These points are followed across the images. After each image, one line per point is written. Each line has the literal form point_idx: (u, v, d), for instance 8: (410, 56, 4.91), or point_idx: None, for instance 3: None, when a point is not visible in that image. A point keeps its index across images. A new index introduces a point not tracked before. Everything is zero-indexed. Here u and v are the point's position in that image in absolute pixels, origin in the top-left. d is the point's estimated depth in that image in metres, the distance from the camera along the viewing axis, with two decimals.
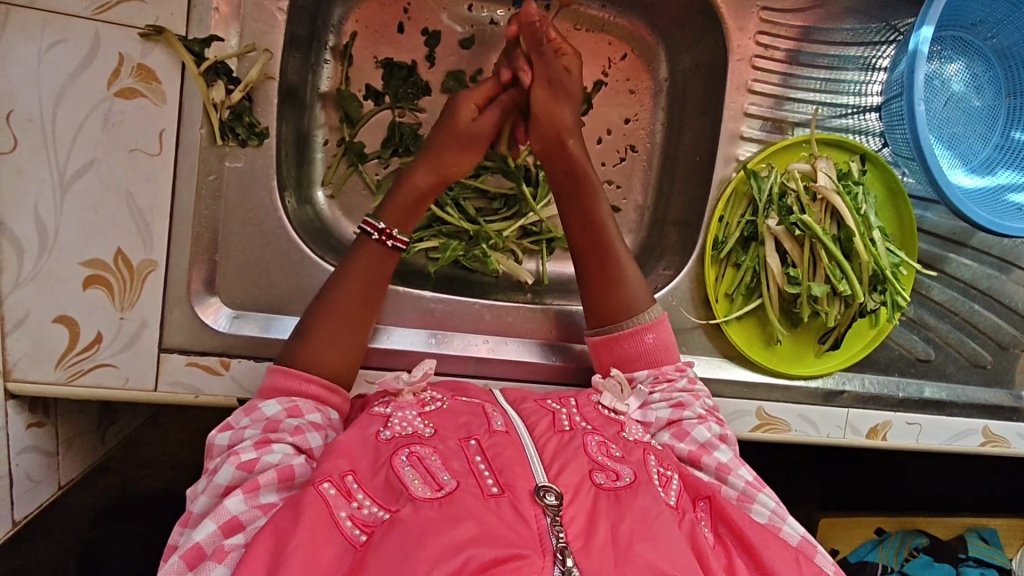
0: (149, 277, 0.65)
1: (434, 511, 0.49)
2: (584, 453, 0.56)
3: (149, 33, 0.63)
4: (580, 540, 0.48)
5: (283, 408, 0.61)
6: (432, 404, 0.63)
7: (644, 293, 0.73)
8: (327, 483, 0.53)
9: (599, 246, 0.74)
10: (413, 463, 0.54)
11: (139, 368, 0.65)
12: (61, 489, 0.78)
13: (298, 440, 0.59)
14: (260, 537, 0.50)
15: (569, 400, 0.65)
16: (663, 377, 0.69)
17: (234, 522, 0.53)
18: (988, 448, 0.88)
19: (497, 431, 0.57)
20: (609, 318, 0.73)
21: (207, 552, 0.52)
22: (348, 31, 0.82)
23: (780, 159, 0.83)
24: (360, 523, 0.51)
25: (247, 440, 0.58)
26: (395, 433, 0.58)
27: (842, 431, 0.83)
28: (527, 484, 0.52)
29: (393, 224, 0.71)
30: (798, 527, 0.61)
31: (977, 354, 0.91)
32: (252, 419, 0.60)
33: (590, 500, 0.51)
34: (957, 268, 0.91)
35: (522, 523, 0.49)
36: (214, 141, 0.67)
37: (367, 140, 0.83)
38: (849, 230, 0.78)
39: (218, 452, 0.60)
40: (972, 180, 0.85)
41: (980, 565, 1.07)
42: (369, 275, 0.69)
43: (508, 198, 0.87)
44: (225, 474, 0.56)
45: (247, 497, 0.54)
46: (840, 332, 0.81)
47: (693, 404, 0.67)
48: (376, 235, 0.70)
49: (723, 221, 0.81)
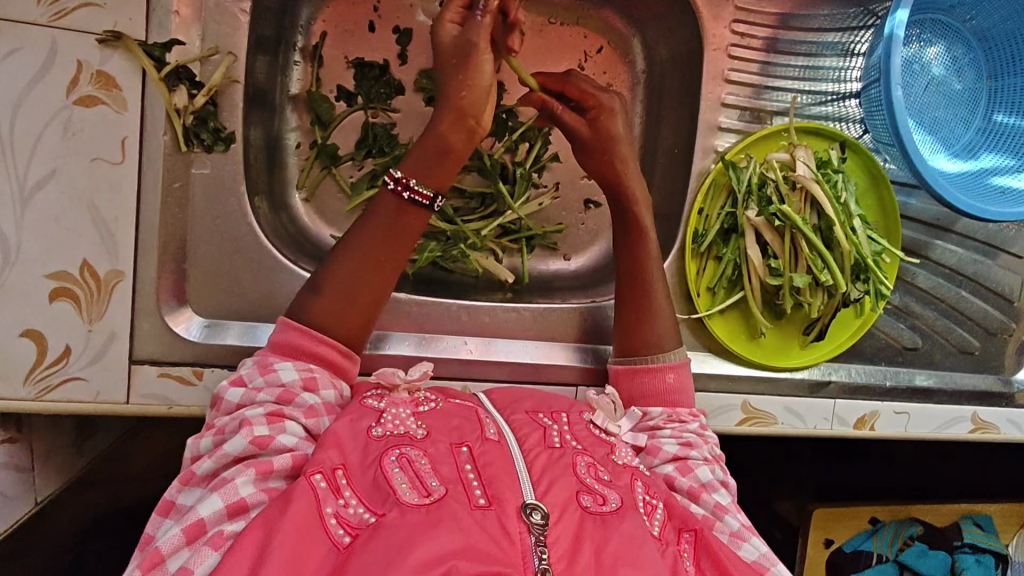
0: (117, 288, 0.64)
1: (419, 517, 0.48)
2: (572, 472, 0.55)
3: (107, 38, 0.61)
4: (563, 562, 0.47)
5: (300, 377, 0.60)
6: (426, 404, 0.62)
7: (674, 334, 0.73)
8: (318, 474, 0.52)
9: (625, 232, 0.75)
10: (402, 465, 0.53)
11: (110, 380, 0.64)
12: (38, 504, 0.76)
13: (310, 423, 0.58)
14: (255, 526, 0.49)
15: (562, 415, 0.64)
16: (676, 417, 0.69)
17: (241, 503, 0.52)
18: (976, 435, 0.88)
19: (489, 439, 0.57)
20: (634, 348, 0.72)
21: (208, 530, 0.50)
22: (317, 32, 0.80)
23: (759, 149, 0.82)
24: (344, 524, 0.50)
25: (261, 408, 0.57)
26: (387, 431, 0.57)
27: (829, 423, 0.83)
28: (515, 499, 0.51)
29: (412, 174, 0.66)
30: (785, 573, 0.57)
31: (965, 340, 0.91)
32: (267, 382, 0.59)
33: (575, 521, 0.51)
34: (943, 254, 0.90)
35: (507, 539, 0.48)
36: (179, 147, 0.66)
37: (340, 142, 0.82)
38: (829, 218, 0.76)
39: (226, 407, 0.59)
40: (955, 164, 0.84)
41: (976, 551, 1.09)
42: (387, 235, 0.66)
43: (485, 196, 0.85)
44: (237, 445, 0.54)
45: (258, 479, 0.53)
46: (824, 322, 0.80)
47: (701, 446, 0.67)
48: (393, 184, 0.66)
49: (703, 214, 0.80)
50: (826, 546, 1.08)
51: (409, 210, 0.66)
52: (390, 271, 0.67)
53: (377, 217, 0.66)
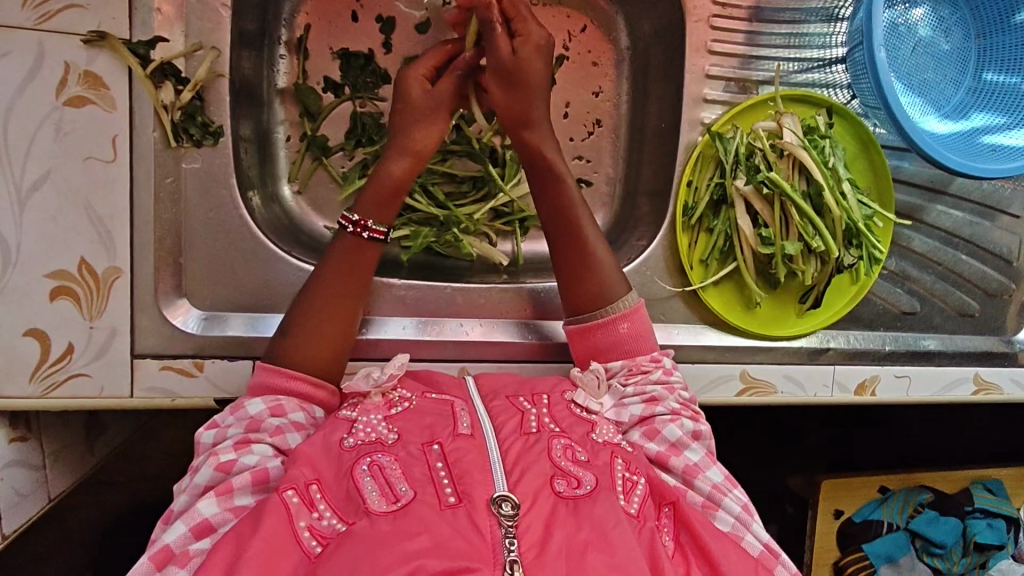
0: (115, 285, 0.65)
1: (389, 525, 0.49)
2: (547, 457, 0.56)
3: (92, 38, 0.62)
4: (533, 551, 0.48)
5: (267, 407, 0.62)
6: (399, 404, 0.63)
7: (619, 280, 0.73)
8: (291, 490, 0.54)
9: (561, 237, 0.74)
10: (374, 473, 0.54)
11: (114, 375, 0.66)
12: (51, 501, 0.77)
13: (277, 441, 0.60)
14: (220, 545, 0.51)
15: (542, 398, 0.65)
16: (637, 368, 0.69)
17: (205, 524, 0.54)
18: (980, 396, 0.88)
19: (461, 434, 0.57)
20: (580, 305, 0.73)
21: (175, 554, 0.52)
22: (301, 25, 0.81)
23: (746, 119, 0.81)
24: (317, 535, 0.51)
25: (229, 439, 0.60)
26: (358, 440, 0.58)
27: (829, 389, 0.83)
28: (485, 492, 0.52)
29: (367, 216, 0.69)
30: (761, 535, 0.61)
31: (964, 303, 0.90)
32: (236, 417, 0.61)
33: (548, 507, 0.52)
34: (938, 217, 0.90)
35: (477, 533, 0.49)
36: (169, 143, 0.66)
37: (330, 133, 0.82)
38: (818, 183, 0.76)
39: (202, 449, 0.61)
40: (945, 126, 0.84)
41: (987, 515, 1.08)
42: (349, 271, 0.68)
43: (476, 179, 0.86)
44: (205, 475, 0.57)
45: (220, 499, 0.55)
46: (819, 290, 0.80)
47: (667, 400, 0.67)
48: (350, 228, 0.69)
49: (692, 186, 0.81)
50: (836, 517, 1.08)
51: (370, 246, 0.69)
52: (356, 306, 0.69)
53: (336, 256, 0.69)
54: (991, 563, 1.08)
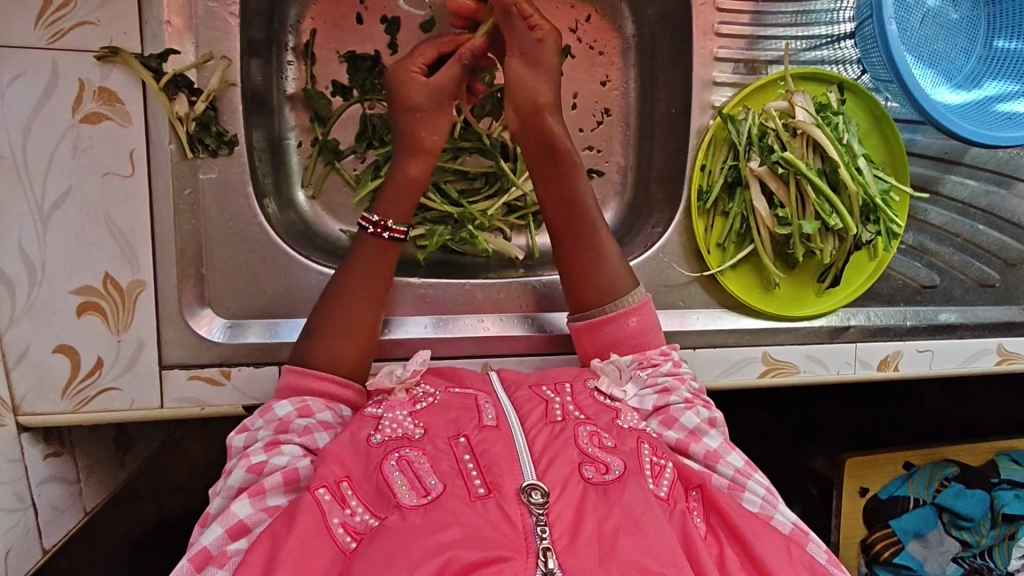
0: (140, 297, 0.66)
1: (420, 518, 0.50)
2: (574, 445, 0.56)
3: (105, 54, 0.63)
4: (565, 539, 0.48)
5: (294, 408, 0.63)
6: (423, 400, 0.63)
7: (627, 279, 0.73)
8: (322, 488, 0.54)
9: (566, 226, 0.74)
10: (402, 467, 0.54)
11: (143, 387, 0.67)
12: (87, 515, 0.77)
13: (306, 440, 0.61)
14: (257, 545, 0.52)
15: (565, 386, 0.65)
16: (647, 361, 0.70)
17: (240, 525, 0.55)
18: (1003, 366, 0.88)
19: (487, 426, 0.57)
20: (588, 303, 0.73)
21: (213, 555, 0.53)
22: (306, 29, 0.81)
23: (757, 101, 0.81)
24: (350, 531, 0.52)
25: (259, 442, 0.61)
26: (386, 436, 0.58)
27: (852, 367, 0.83)
28: (515, 482, 0.52)
29: (387, 215, 0.70)
30: (789, 514, 0.61)
31: (984, 274, 0.90)
32: (266, 420, 0.62)
33: (578, 494, 0.52)
34: (953, 188, 0.89)
35: (507, 523, 0.49)
36: (185, 155, 0.67)
37: (341, 137, 0.83)
38: (833, 161, 0.75)
39: (235, 452, 0.62)
40: (958, 96, 0.83)
41: (1014, 486, 1.07)
42: (374, 270, 0.69)
43: (489, 175, 0.86)
44: (238, 476, 0.58)
45: (254, 500, 0.56)
46: (837, 268, 0.80)
47: (679, 390, 0.68)
48: (370, 228, 0.70)
49: (706, 170, 0.80)
50: (862, 494, 1.08)
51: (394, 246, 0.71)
52: (379, 309, 0.69)
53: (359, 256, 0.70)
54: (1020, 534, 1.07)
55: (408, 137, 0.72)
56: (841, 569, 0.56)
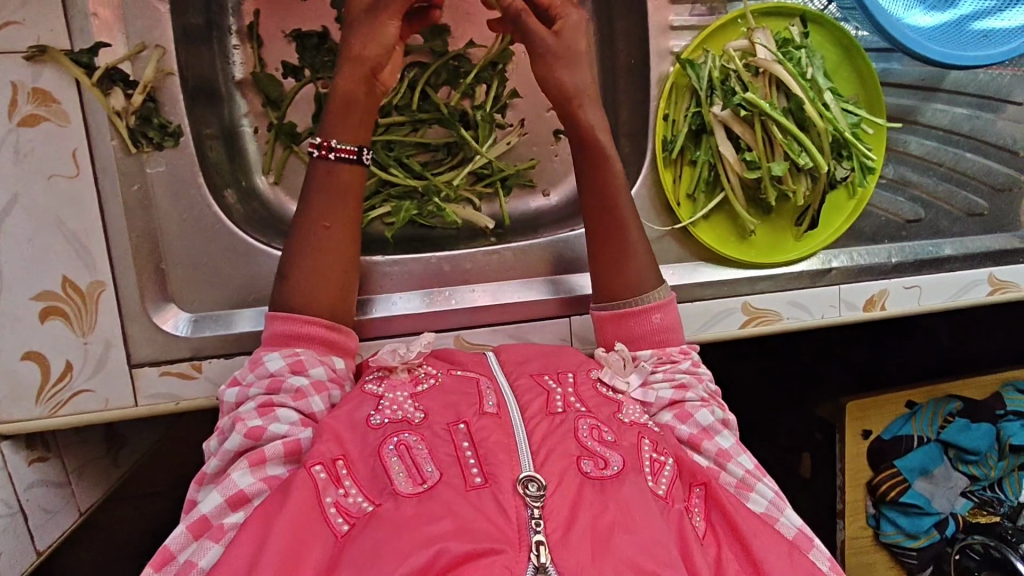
0: (101, 298, 0.66)
1: (413, 508, 0.50)
2: (573, 438, 0.55)
3: (34, 54, 0.61)
4: (559, 532, 0.48)
5: (287, 363, 0.62)
6: (425, 381, 0.63)
7: (650, 276, 0.72)
8: (318, 465, 0.54)
9: (593, 213, 0.73)
10: (401, 453, 0.54)
11: (115, 387, 0.67)
12: (82, 515, 0.79)
13: (300, 404, 0.60)
14: (252, 522, 0.51)
15: (567, 376, 0.63)
16: (667, 357, 0.69)
17: (240, 495, 0.55)
18: (997, 296, 0.86)
19: (486, 414, 0.56)
20: (614, 294, 0.72)
21: (211, 524, 0.54)
22: (248, 11, 0.79)
23: (717, 42, 0.78)
24: (343, 512, 0.52)
25: (252, 402, 0.60)
26: (385, 418, 0.58)
27: (837, 310, 0.82)
28: (511, 474, 0.51)
29: (331, 135, 0.69)
30: (795, 518, 0.60)
31: (972, 202, 0.87)
32: (257, 376, 0.61)
33: (574, 487, 0.51)
34: (933, 116, 0.85)
35: (503, 516, 0.49)
36: (128, 149, 0.66)
37: (297, 119, 0.81)
38: (797, 98, 0.72)
39: (228, 409, 0.62)
40: (932, 18, 0.78)
41: (1020, 416, 1.06)
42: (339, 211, 0.68)
43: (450, 145, 0.85)
44: (235, 441, 0.57)
45: (254, 469, 0.56)
46: (814, 210, 0.78)
47: (695, 387, 0.67)
48: (315, 151, 0.69)
49: (669, 120, 0.77)
50: (864, 437, 1.07)
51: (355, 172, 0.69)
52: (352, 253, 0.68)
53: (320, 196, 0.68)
54: None
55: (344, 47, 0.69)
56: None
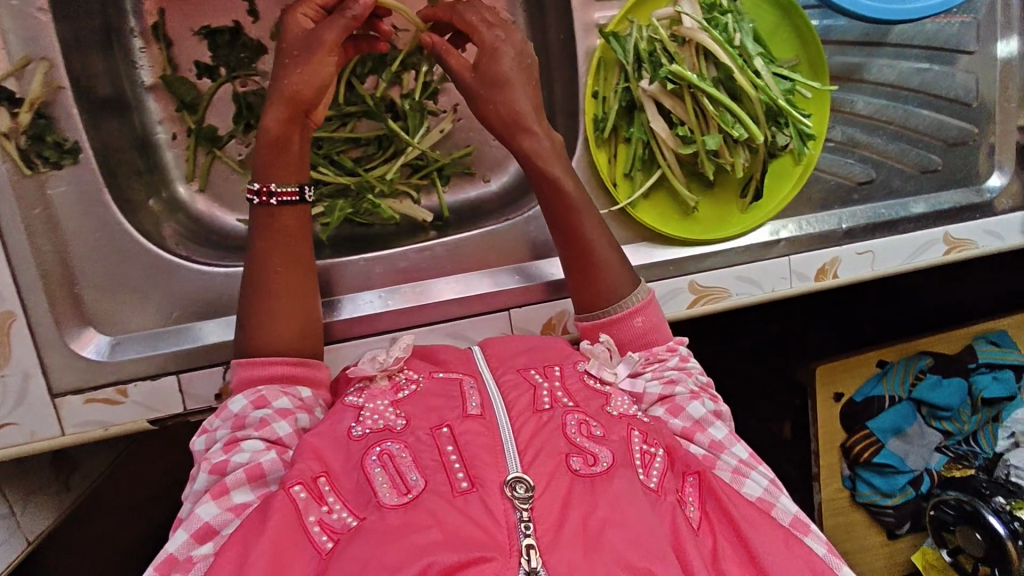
0: (13, 327, 0.63)
1: (398, 519, 0.47)
2: (561, 435, 0.53)
3: None
4: (549, 534, 0.46)
5: (250, 401, 0.58)
6: (407, 387, 0.59)
7: (626, 274, 0.69)
8: (298, 485, 0.51)
9: (561, 219, 0.70)
10: (384, 462, 0.51)
11: (39, 418, 0.65)
12: (31, 544, 0.75)
13: (266, 433, 0.57)
14: (225, 550, 0.48)
15: (554, 369, 0.61)
16: (654, 356, 0.66)
17: (206, 528, 0.52)
18: (954, 255, 0.84)
19: (470, 416, 0.53)
20: (592, 305, 0.69)
21: (180, 561, 0.51)
22: (152, 10, 0.75)
23: (643, 12, 0.74)
24: (327, 529, 0.49)
25: (217, 441, 0.57)
26: (367, 428, 0.55)
27: (788, 282, 0.79)
28: (498, 476, 0.49)
29: (269, 179, 0.65)
30: (791, 505, 0.58)
31: (925, 159, 0.84)
32: (222, 419, 0.58)
33: (564, 486, 0.49)
34: (879, 73, 0.82)
35: (493, 522, 0.46)
36: (23, 171, 0.64)
37: (217, 122, 0.77)
38: (726, 67, 0.69)
39: (197, 457, 0.59)
40: None
41: (992, 369, 1.05)
42: (286, 241, 0.65)
43: (382, 138, 0.81)
44: (202, 479, 0.55)
45: (219, 501, 0.53)
46: (757, 179, 0.75)
47: (685, 381, 0.64)
48: (257, 198, 0.65)
49: (599, 97, 0.74)
50: (837, 400, 1.06)
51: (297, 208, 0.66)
52: (307, 280, 0.66)
53: (262, 231, 0.65)
54: (1004, 415, 1.06)
55: (276, 85, 0.65)
56: (840, 561, 0.54)
